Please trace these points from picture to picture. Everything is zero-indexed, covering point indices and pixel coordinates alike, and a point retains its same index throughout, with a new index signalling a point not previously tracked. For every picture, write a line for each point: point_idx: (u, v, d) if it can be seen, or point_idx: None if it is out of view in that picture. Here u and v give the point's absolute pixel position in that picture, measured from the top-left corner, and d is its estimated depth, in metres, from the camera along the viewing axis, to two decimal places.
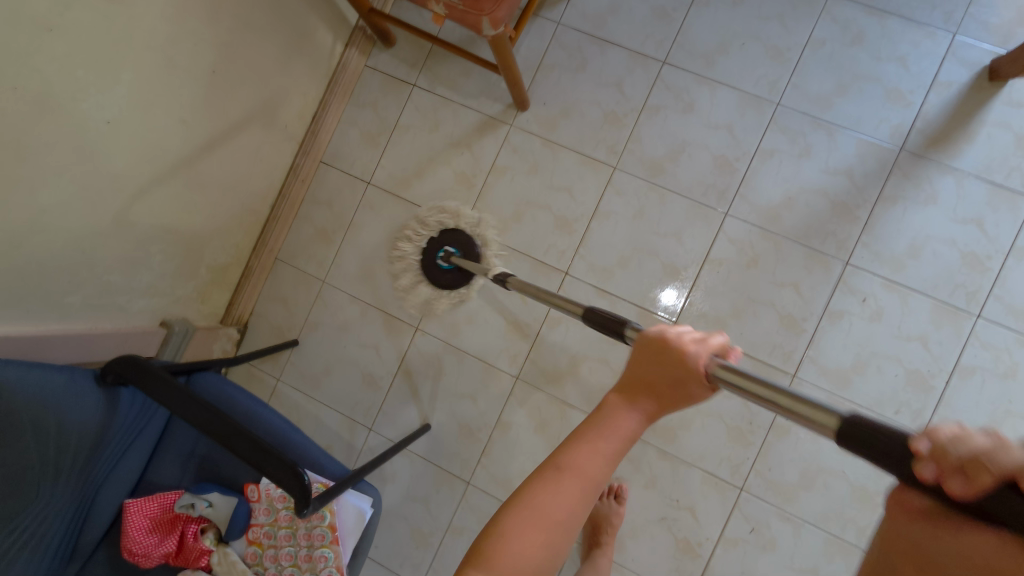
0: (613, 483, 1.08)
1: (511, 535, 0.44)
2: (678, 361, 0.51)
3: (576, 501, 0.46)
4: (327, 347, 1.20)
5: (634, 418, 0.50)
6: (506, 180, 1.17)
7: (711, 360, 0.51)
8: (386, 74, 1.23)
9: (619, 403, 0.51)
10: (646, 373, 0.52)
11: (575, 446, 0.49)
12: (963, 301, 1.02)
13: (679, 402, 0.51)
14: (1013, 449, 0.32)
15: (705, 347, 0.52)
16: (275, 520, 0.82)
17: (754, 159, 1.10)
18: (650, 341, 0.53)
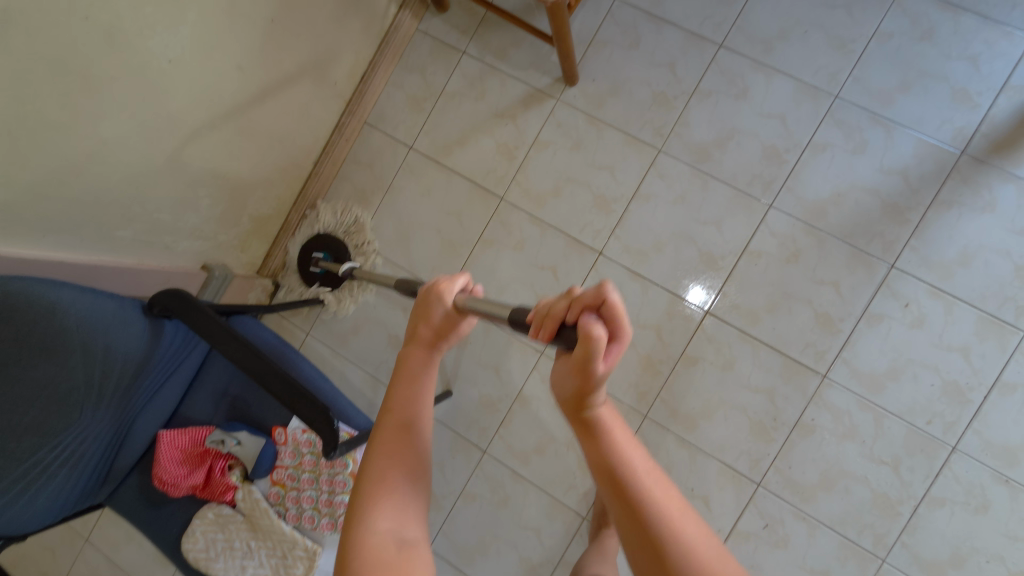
0: None
1: (374, 477, 0.49)
2: (435, 299, 0.57)
3: (414, 420, 0.53)
4: (356, 306, 1.21)
5: (424, 354, 0.56)
6: (548, 154, 1.17)
7: (457, 296, 0.58)
8: (436, 39, 1.22)
9: (409, 346, 0.57)
10: (416, 317, 0.58)
11: (396, 387, 0.55)
12: (1012, 315, 0.99)
13: (450, 333, 0.57)
14: (559, 301, 0.50)
15: (457, 283, 0.59)
16: (300, 464, 0.84)
17: (806, 151, 1.07)
18: (419, 296, 0.60)
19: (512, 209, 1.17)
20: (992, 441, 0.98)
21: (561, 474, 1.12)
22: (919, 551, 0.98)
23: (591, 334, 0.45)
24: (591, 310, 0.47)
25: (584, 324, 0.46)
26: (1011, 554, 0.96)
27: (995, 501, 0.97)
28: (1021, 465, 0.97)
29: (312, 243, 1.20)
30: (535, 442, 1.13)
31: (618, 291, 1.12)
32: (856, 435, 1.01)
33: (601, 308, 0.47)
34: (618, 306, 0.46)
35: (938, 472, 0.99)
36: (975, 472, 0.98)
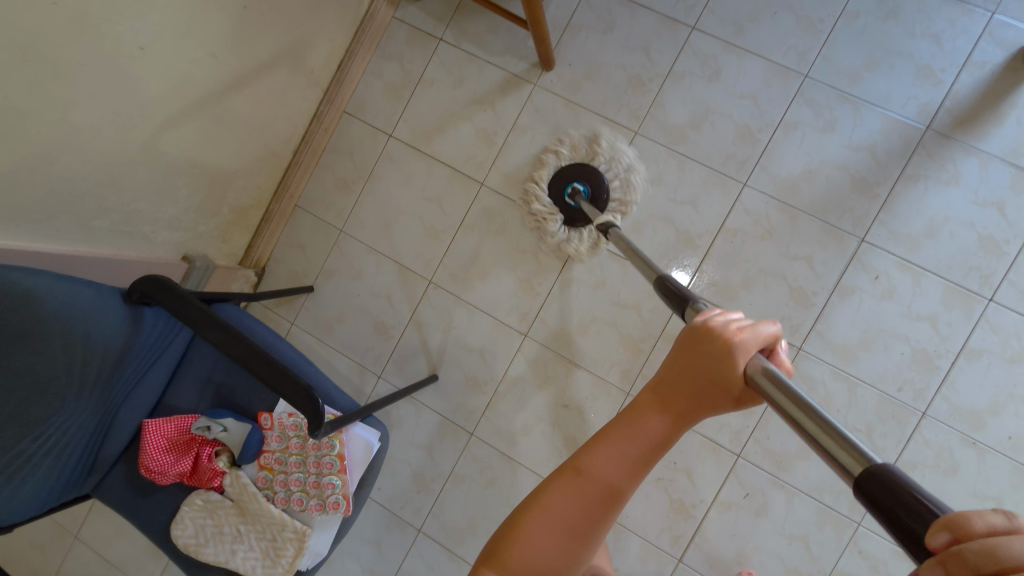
0: None
1: (528, 529, 0.47)
2: (719, 356, 0.45)
3: (599, 499, 0.47)
4: (341, 295, 1.22)
5: (661, 420, 0.48)
6: (527, 139, 1.18)
7: (756, 363, 0.44)
8: (412, 26, 1.22)
9: (651, 402, 0.48)
10: (688, 365, 0.47)
11: (602, 444, 0.48)
12: (977, 284, 1.02)
13: (717, 403, 0.47)
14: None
15: (755, 339, 0.45)
16: (287, 447, 0.84)
17: (778, 130, 1.09)
18: (695, 332, 0.47)
19: (492, 195, 1.18)
20: (959, 406, 1.01)
21: (547, 453, 1.14)
22: None
23: None
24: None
25: None
26: None
27: (963, 463, 1.00)
28: (987, 428, 1.00)
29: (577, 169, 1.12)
30: (522, 423, 1.15)
31: (600, 271, 1.14)
32: (831, 405, 1.05)
33: None
34: None
35: (909, 437, 1.02)
36: (944, 436, 1.01)
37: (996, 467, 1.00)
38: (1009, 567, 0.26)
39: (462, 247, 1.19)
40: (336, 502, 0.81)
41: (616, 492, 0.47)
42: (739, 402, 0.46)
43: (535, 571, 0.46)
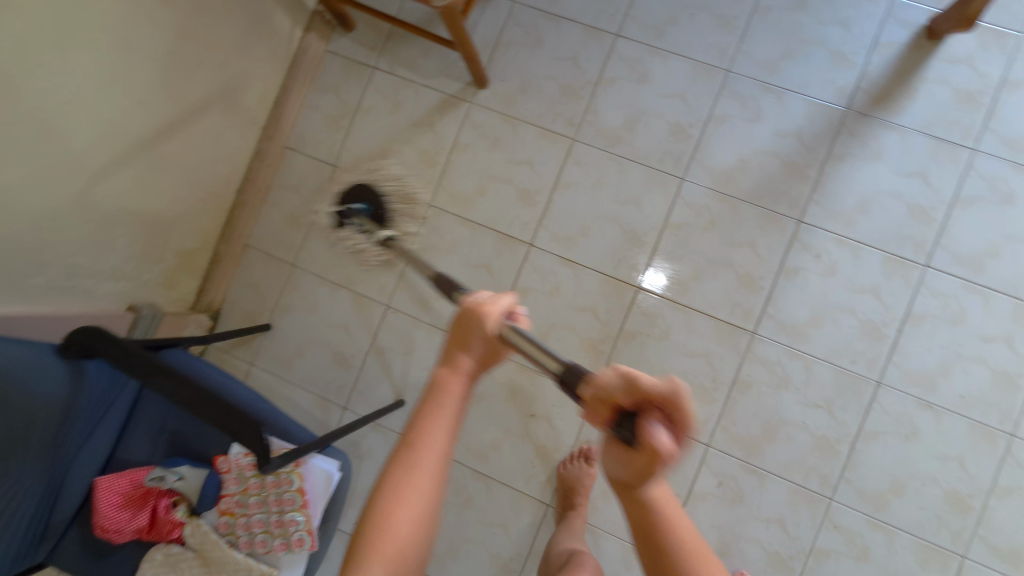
0: (583, 446, 1.12)
1: (385, 513, 0.50)
2: (479, 324, 0.60)
3: (436, 463, 0.53)
4: (299, 329, 1.21)
5: (458, 379, 0.58)
6: (469, 156, 1.19)
7: (503, 325, 0.61)
8: (346, 58, 1.24)
9: (446, 373, 0.58)
10: (460, 337, 0.60)
11: (422, 424, 0.55)
12: (912, 251, 1.06)
13: (489, 359, 0.61)
14: (617, 383, 0.51)
15: (501, 308, 0.62)
16: (246, 488, 0.82)
17: (708, 125, 1.13)
18: (462, 314, 0.61)
19: (440, 214, 1.19)
20: (910, 371, 1.04)
21: (520, 465, 1.14)
22: (861, 485, 1.04)
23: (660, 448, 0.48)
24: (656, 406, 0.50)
25: (649, 435, 0.48)
26: (943, 474, 1.02)
27: (921, 427, 1.03)
28: (940, 389, 1.03)
29: (349, 191, 1.14)
30: (492, 438, 1.15)
31: (552, 277, 1.15)
32: (790, 384, 1.07)
33: (672, 409, 0.49)
34: (689, 410, 0.49)
35: (867, 407, 1.04)
36: (901, 403, 1.04)
37: (952, 426, 1.02)
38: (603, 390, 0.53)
39: (414, 268, 1.19)
40: (301, 539, 0.80)
41: (447, 454, 0.54)
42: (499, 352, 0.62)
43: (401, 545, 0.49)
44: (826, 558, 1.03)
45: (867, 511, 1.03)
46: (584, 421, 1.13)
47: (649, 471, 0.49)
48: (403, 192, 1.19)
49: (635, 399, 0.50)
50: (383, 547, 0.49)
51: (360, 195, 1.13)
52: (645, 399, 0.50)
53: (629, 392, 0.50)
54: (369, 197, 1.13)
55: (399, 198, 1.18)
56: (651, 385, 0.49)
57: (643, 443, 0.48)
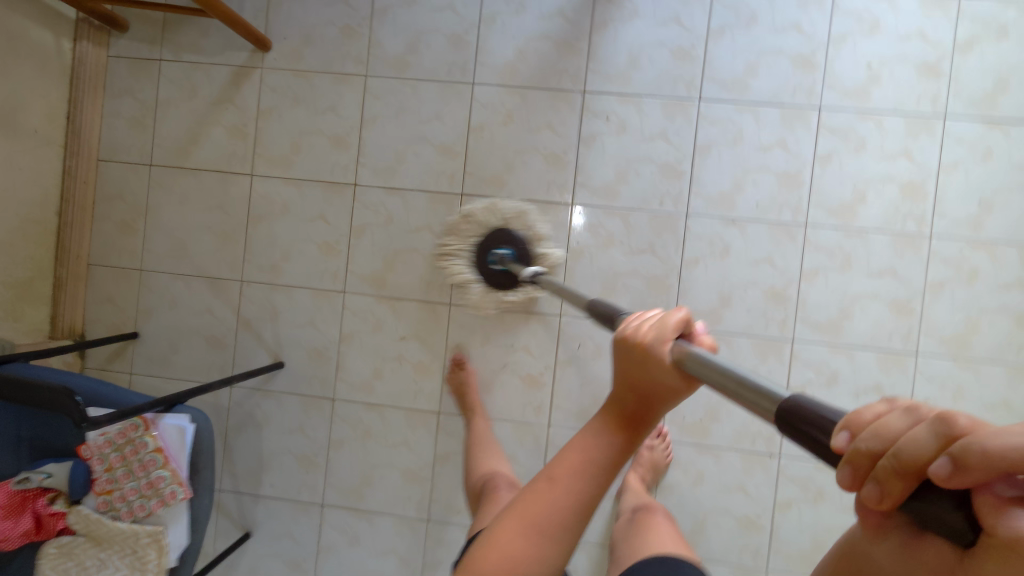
0: (456, 352, 1.21)
1: (503, 534, 0.46)
2: (645, 353, 0.45)
3: (571, 508, 0.46)
4: (165, 326, 1.26)
5: (620, 435, 0.47)
6: (275, 119, 1.23)
7: (679, 350, 0.44)
8: (130, 58, 1.25)
9: (608, 425, 0.47)
10: (631, 369, 0.46)
11: (560, 459, 0.48)
12: (686, 91, 1.15)
13: (660, 408, 0.47)
14: (918, 437, 0.27)
15: (669, 324, 0.46)
16: (111, 465, 0.87)
17: (481, 27, 1.19)
18: (624, 344, 0.47)
19: (264, 180, 1.23)
20: (710, 196, 1.15)
21: (407, 386, 1.22)
22: (695, 307, 1.16)
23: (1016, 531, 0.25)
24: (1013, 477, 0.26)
25: (1005, 514, 0.26)
26: (759, 276, 1.14)
27: (731, 242, 1.15)
28: (738, 205, 1.15)
29: (488, 239, 1.16)
30: (374, 370, 1.23)
31: (383, 209, 1.21)
32: (614, 240, 1.17)
33: None
34: None
35: (683, 238, 1.16)
36: (709, 226, 1.15)
37: (756, 233, 1.14)
38: (895, 447, 0.28)
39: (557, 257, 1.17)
40: (174, 491, 0.86)
41: (586, 504, 0.46)
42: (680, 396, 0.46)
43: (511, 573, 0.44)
44: None
45: (705, 328, 1.16)
46: (450, 328, 1.21)
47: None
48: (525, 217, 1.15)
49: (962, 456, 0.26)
50: (486, 565, 0.45)
51: (500, 239, 1.15)
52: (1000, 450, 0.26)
53: (950, 444, 0.26)
54: (504, 238, 1.15)
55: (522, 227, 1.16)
56: (1002, 442, 0.25)
57: (985, 537, 0.26)
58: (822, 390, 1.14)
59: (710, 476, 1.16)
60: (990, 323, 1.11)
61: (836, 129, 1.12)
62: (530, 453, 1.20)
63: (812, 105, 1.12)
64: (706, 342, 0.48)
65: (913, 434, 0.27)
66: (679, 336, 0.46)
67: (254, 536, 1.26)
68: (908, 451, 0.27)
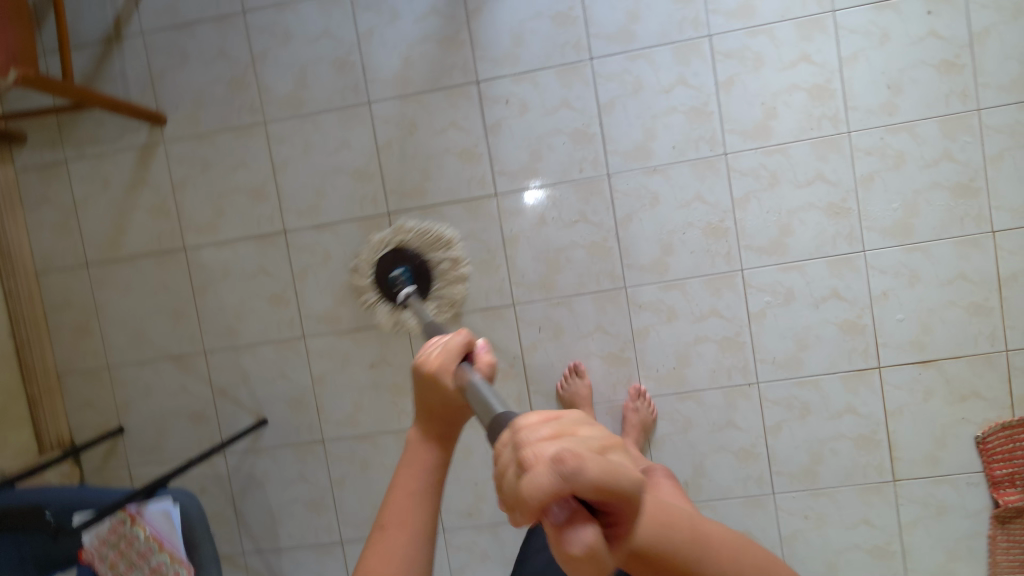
0: (575, 361, 1.19)
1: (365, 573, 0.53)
2: (432, 386, 0.55)
3: (417, 524, 0.56)
4: (147, 414, 1.28)
5: (435, 449, 0.58)
6: (191, 188, 1.23)
7: (459, 374, 0.54)
8: (37, 166, 1.25)
9: (425, 443, 0.59)
10: (428, 399, 0.56)
11: (390, 501, 0.57)
12: (575, 54, 1.14)
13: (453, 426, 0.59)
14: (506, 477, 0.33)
15: (448, 353, 0.55)
16: (113, 563, 0.90)
17: (362, 45, 1.18)
18: (420, 373, 0.56)
19: (198, 250, 1.24)
20: (626, 151, 1.15)
21: (388, 410, 1.24)
22: (640, 262, 1.16)
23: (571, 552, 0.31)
24: (558, 502, 0.31)
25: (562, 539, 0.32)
26: (694, 216, 1.15)
27: (658, 189, 1.15)
28: (655, 151, 1.14)
29: (385, 263, 1.12)
30: (353, 403, 1.25)
31: (318, 247, 1.22)
32: (546, 218, 1.17)
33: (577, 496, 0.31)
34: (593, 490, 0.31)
35: (611, 199, 1.16)
36: (633, 181, 1.15)
37: (680, 174, 1.14)
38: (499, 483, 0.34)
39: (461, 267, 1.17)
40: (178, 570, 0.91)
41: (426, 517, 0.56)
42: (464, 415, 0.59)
43: None
44: (647, 335, 1.17)
45: (656, 280, 1.16)
46: (413, 344, 1.22)
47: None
48: (435, 237, 1.14)
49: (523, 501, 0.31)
50: None
51: (397, 260, 1.11)
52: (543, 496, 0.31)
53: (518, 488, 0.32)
54: (404, 257, 1.12)
55: (431, 246, 1.14)
56: (531, 495, 0.30)
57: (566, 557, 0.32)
58: (783, 310, 1.14)
59: (698, 420, 1.18)
60: (926, 202, 1.10)
61: (731, 52, 1.11)
62: None
63: (701, 35, 1.11)
64: (488, 358, 0.57)
65: (507, 472, 0.34)
66: (460, 360, 0.56)
67: None
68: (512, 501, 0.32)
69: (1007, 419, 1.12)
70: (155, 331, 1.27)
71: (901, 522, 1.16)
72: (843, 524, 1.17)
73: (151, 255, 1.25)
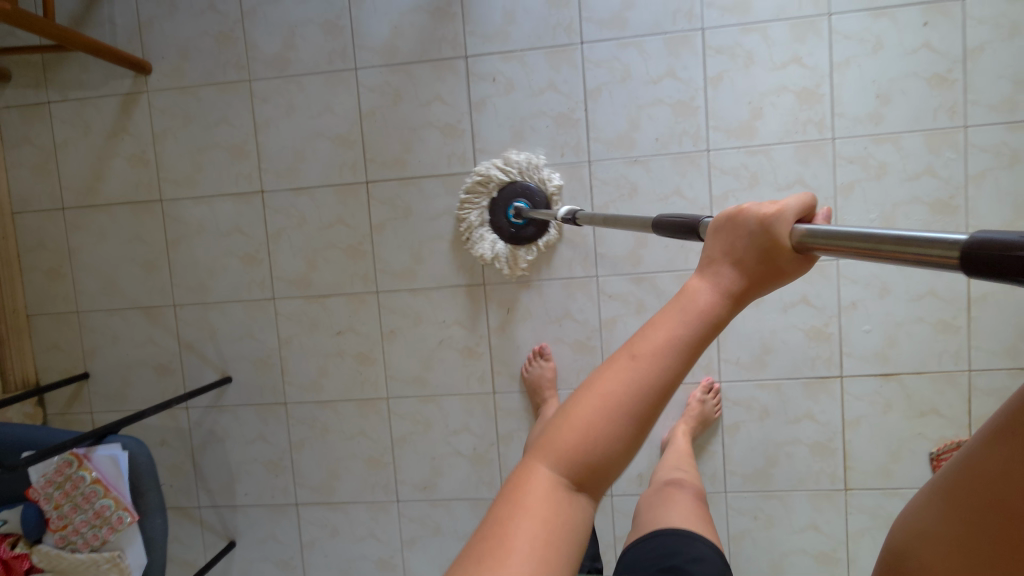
0: (538, 345, 1.20)
1: (577, 411, 0.39)
2: (763, 229, 0.39)
3: (658, 387, 0.38)
4: (113, 362, 1.28)
5: (717, 296, 0.40)
6: (172, 140, 1.23)
7: (797, 230, 0.38)
8: (20, 106, 1.25)
9: (719, 288, 0.40)
10: (735, 250, 0.40)
11: (645, 334, 0.40)
12: (566, 37, 1.13)
13: (785, 277, 0.40)
14: None
15: (795, 203, 0.40)
16: (57, 502, 0.92)
17: (352, 9, 1.16)
18: (742, 222, 0.40)
19: (175, 203, 1.24)
20: (609, 139, 1.14)
21: (352, 378, 1.25)
22: (614, 252, 1.16)
23: None
24: None
25: None
26: (671, 211, 1.14)
27: (638, 181, 1.14)
28: (638, 142, 1.13)
29: (502, 195, 1.15)
30: (318, 368, 1.25)
31: (294, 210, 1.22)
32: None
33: None
34: None
35: (591, 186, 1.15)
36: (614, 170, 1.14)
37: (661, 167, 1.13)
38: None
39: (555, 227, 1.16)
40: (121, 516, 0.92)
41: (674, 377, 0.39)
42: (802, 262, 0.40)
43: (590, 455, 0.38)
44: (614, 326, 1.17)
45: (628, 272, 1.16)
46: (381, 314, 1.22)
47: None
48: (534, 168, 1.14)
49: None
50: (565, 445, 0.39)
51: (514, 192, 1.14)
52: None
53: None
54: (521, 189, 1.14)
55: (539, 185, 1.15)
56: None
57: None
58: (751, 311, 1.14)
59: None
60: (905, 215, 1.10)
61: (722, 48, 1.10)
62: (482, 420, 1.23)
63: (694, 28, 1.10)
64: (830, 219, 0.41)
65: None
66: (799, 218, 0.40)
67: (240, 544, 1.31)
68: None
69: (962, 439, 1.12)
70: (127, 278, 1.26)
71: (850, 532, 1.17)
72: (790, 528, 1.18)
73: (128, 203, 1.25)
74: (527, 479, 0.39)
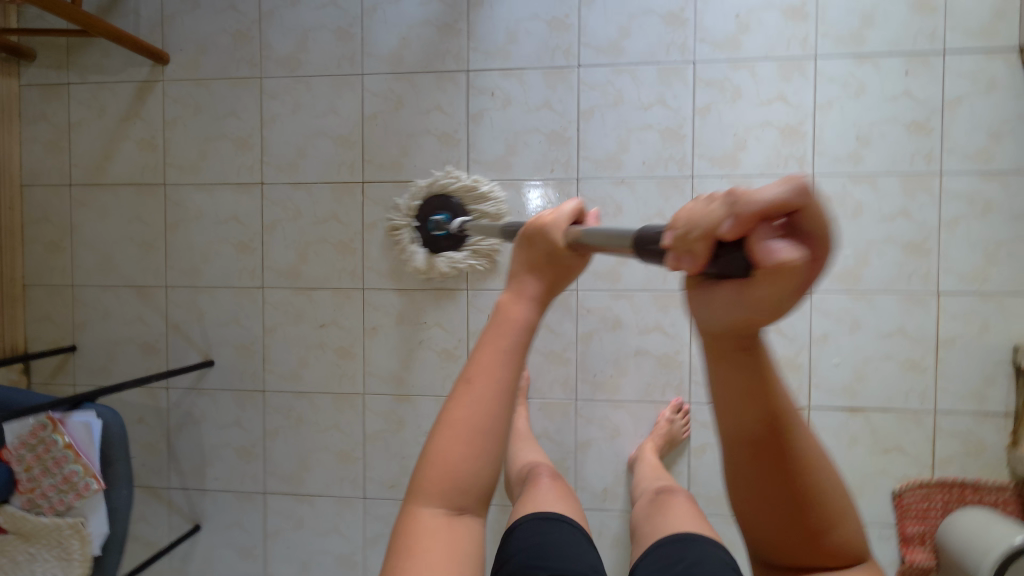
0: None
1: (439, 448, 0.51)
2: (551, 236, 0.56)
3: (495, 402, 0.51)
4: (101, 337, 1.31)
5: (525, 303, 0.56)
6: (181, 128, 1.28)
7: (569, 231, 0.55)
8: (41, 84, 1.30)
9: (522, 289, 0.56)
10: (530, 258, 0.57)
11: (478, 358, 0.53)
12: (564, 59, 1.18)
13: (575, 265, 0.57)
14: (715, 215, 0.38)
15: (560, 214, 0.57)
16: (27, 464, 0.93)
17: (364, 19, 1.23)
18: (532, 235, 0.57)
19: (178, 188, 1.28)
20: (597, 159, 1.18)
21: (330, 371, 1.27)
22: (595, 268, 1.19)
23: (774, 258, 0.37)
24: (763, 221, 0.38)
25: (762, 250, 0.38)
26: None
27: (622, 201, 1.18)
28: (625, 163, 1.18)
29: (425, 207, 1.20)
30: (299, 358, 1.28)
31: (291, 202, 1.26)
32: (511, 211, 1.21)
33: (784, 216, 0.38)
34: (815, 210, 0.37)
35: None
36: (600, 188, 1.19)
37: (645, 189, 1.17)
38: (694, 228, 0.40)
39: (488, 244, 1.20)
40: (88, 483, 0.93)
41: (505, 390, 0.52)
42: (582, 257, 0.57)
43: (453, 475, 0.50)
44: (590, 339, 1.20)
45: (607, 288, 1.19)
46: (365, 310, 1.26)
47: (771, 300, 0.41)
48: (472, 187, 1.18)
49: (741, 219, 0.37)
50: (431, 477, 0.50)
51: (439, 205, 1.19)
52: (781, 200, 0.37)
53: (734, 216, 0.37)
54: (445, 202, 1.19)
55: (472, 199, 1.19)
56: (760, 203, 0.36)
57: (763, 273, 0.38)
58: None
59: (626, 430, 1.20)
60: (878, 253, 1.13)
61: (711, 81, 1.15)
62: None
63: (686, 60, 1.15)
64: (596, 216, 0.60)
65: (710, 212, 0.39)
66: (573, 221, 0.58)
67: (204, 528, 1.32)
68: (705, 227, 0.39)
69: (925, 479, 1.13)
70: (124, 257, 1.30)
71: None
72: None
73: (132, 185, 1.29)
74: (414, 521, 0.50)
